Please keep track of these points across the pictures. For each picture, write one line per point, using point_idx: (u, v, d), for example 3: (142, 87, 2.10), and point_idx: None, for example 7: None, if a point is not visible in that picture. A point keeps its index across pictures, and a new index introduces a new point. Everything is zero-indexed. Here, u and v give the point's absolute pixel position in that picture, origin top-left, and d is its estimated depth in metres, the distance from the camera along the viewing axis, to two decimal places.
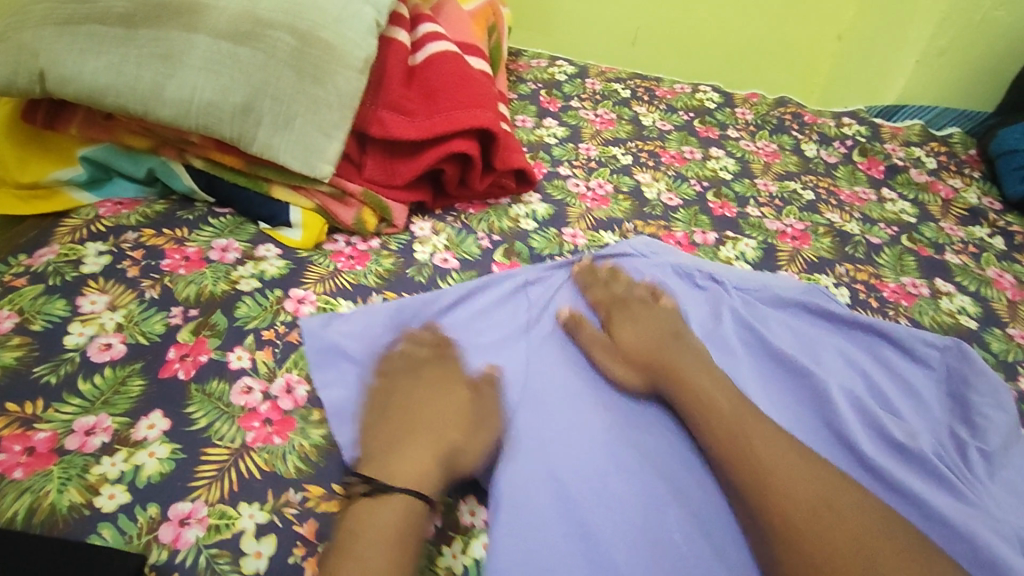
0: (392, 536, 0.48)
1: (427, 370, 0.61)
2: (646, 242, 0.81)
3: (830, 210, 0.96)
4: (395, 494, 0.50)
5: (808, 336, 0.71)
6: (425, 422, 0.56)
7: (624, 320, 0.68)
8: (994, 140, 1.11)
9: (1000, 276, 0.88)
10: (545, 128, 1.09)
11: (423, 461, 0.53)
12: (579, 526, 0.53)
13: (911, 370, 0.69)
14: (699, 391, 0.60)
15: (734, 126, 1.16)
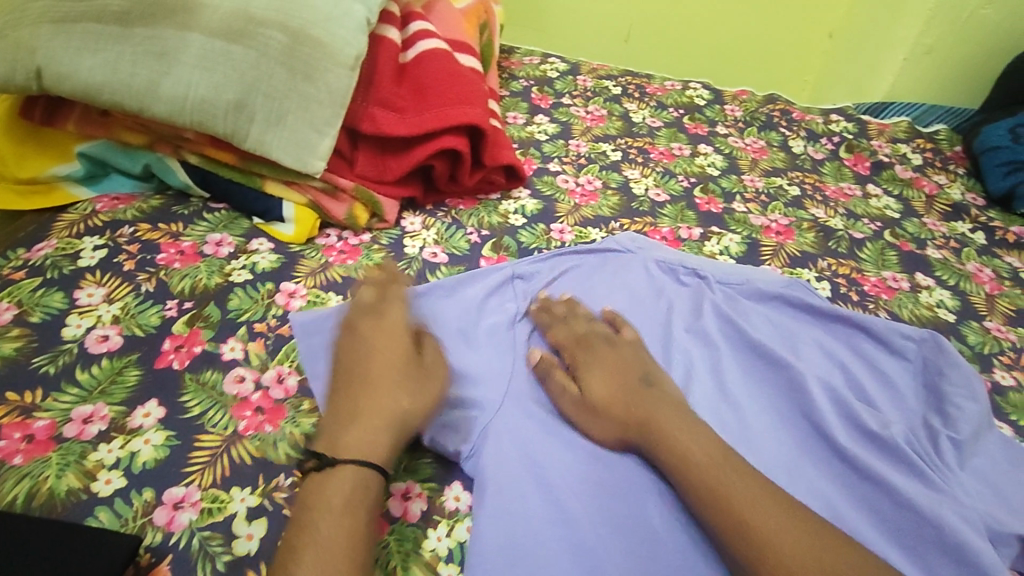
0: (344, 507, 0.48)
1: (360, 333, 0.60)
2: (632, 238, 0.83)
3: (815, 206, 0.98)
4: (344, 466, 0.50)
5: (786, 330, 0.73)
6: (367, 380, 0.56)
7: (591, 365, 0.64)
8: (978, 137, 1.12)
9: (979, 270, 0.89)
10: (536, 125, 1.10)
11: (374, 432, 0.53)
12: (561, 513, 0.54)
13: (888, 363, 0.71)
14: (688, 454, 0.55)
15: (724, 123, 1.18)
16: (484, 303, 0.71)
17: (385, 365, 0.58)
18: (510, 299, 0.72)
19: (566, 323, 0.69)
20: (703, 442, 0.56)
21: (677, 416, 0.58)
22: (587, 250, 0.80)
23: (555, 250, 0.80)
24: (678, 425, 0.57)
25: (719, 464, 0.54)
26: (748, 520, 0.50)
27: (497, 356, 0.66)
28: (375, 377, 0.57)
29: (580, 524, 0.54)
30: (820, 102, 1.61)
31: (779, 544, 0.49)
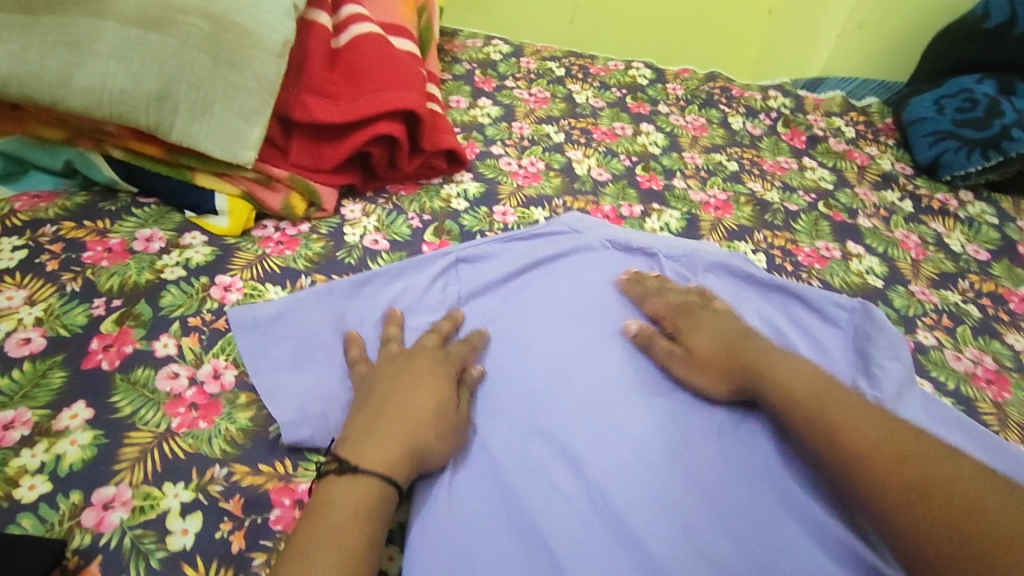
0: (363, 520, 0.48)
1: (415, 362, 0.59)
2: (578, 219, 0.83)
3: (753, 180, 1.00)
4: (365, 479, 0.50)
5: (729, 296, 0.76)
6: (400, 410, 0.55)
7: (693, 328, 0.68)
8: (906, 108, 1.16)
9: (907, 237, 0.93)
10: (479, 108, 1.10)
11: (397, 451, 0.52)
12: (503, 488, 0.56)
13: (822, 327, 0.74)
14: (790, 391, 0.59)
15: (665, 102, 1.19)
16: (426, 288, 0.71)
17: (427, 390, 0.57)
18: (457, 282, 0.73)
19: (660, 295, 0.73)
20: (802, 377, 0.60)
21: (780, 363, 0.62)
22: (535, 234, 0.80)
23: (496, 236, 0.80)
24: (779, 369, 0.61)
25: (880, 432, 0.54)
26: (883, 476, 0.51)
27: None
28: (416, 404, 0.55)
29: (532, 511, 0.54)
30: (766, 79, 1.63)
31: (871, 450, 0.53)
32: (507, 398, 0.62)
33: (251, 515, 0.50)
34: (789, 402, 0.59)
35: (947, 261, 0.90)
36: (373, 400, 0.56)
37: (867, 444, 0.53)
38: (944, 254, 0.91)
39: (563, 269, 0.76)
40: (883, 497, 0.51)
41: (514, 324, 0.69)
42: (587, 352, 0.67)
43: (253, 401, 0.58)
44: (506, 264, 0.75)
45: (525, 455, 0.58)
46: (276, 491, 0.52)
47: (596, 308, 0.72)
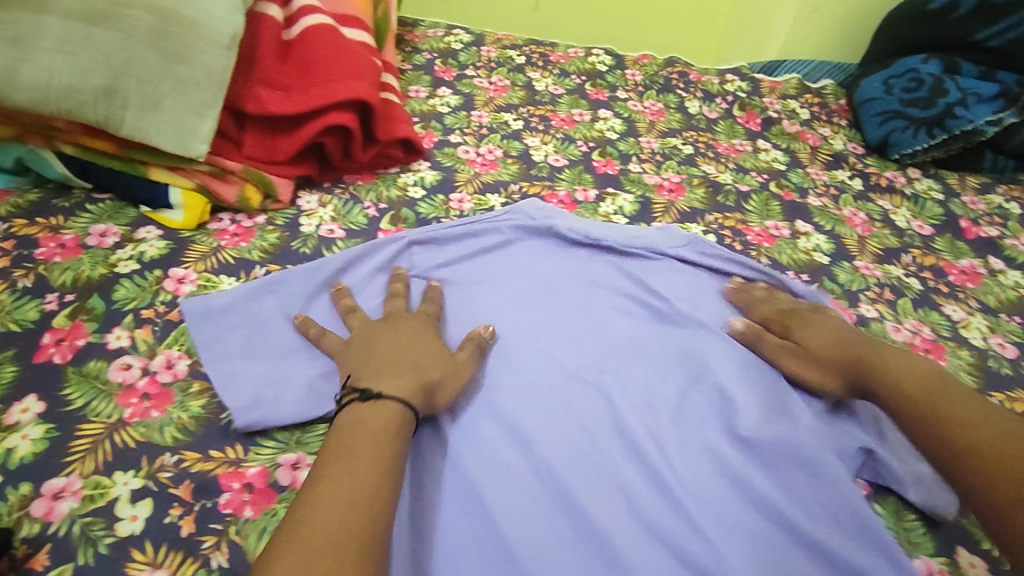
0: (389, 433, 0.51)
1: (404, 320, 0.64)
2: (538, 207, 0.83)
3: (706, 163, 1.03)
4: (387, 401, 0.53)
5: (683, 280, 0.77)
6: (403, 353, 0.59)
7: (803, 328, 0.69)
8: (857, 90, 1.19)
9: (854, 215, 0.96)
10: (439, 98, 1.10)
11: (410, 381, 0.56)
12: (453, 464, 0.57)
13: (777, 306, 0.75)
14: (902, 385, 0.60)
15: (624, 88, 1.21)
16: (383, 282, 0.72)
17: (420, 336, 0.62)
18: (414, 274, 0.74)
19: (769, 302, 0.73)
20: (925, 376, 0.61)
21: (903, 362, 0.63)
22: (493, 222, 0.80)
23: (453, 221, 0.81)
24: (902, 367, 0.62)
25: (985, 420, 0.55)
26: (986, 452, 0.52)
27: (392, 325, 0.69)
28: (416, 349, 0.60)
29: (482, 484, 0.55)
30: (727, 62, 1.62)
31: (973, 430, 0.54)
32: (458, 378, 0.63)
33: (201, 500, 0.51)
34: (903, 398, 0.60)
35: (891, 237, 0.93)
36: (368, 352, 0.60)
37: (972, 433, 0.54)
38: (890, 231, 0.94)
39: (520, 262, 0.77)
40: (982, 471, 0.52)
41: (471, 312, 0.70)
42: (541, 337, 0.68)
43: (206, 390, 0.59)
44: (464, 257, 0.76)
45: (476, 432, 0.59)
46: (225, 476, 0.52)
47: (552, 295, 0.73)
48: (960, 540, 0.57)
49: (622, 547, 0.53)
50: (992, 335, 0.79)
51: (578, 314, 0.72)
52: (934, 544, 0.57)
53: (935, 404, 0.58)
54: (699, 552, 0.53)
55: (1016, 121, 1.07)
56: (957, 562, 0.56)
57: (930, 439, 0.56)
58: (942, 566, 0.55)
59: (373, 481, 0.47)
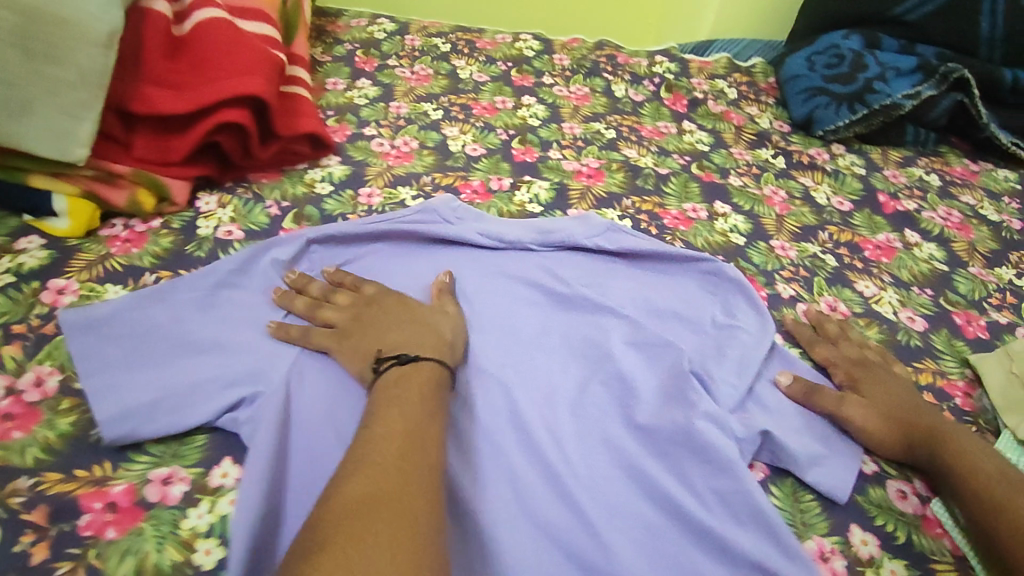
0: (431, 383, 0.57)
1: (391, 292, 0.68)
2: (454, 207, 0.82)
3: (628, 147, 1.01)
4: (422, 363, 0.59)
5: (597, 276, 0.77)
6: (414, 321, 0.64)
7: (870, 383, 0.66)
8: (783, 67, 1.18)
9: (774, 193, 0.96)
10: (357, 89, 1.07)
11: (435, 343, 0.61)
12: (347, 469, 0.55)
13: (693, 296, 0.76)
14: (973, 465, 0.58)
15: (550, 73, 1.18)
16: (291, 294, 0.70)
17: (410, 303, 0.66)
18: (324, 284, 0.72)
19: (840, 346, 0.71)
20: (984, 450, 0.59)
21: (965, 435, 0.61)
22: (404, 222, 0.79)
23: (359, 219, 0.79)
24: (962, 437, 0.60)
25: None
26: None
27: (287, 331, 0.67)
28: (419, 314, 0.65)
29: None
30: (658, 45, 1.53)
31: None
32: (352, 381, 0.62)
33: (57, 524, 0.48)
34: (956, 464, 0.58)
35: (810, 215, 0.93)
36: (374, 329, 0.63)
37: (1022, 508, 0.53)
38: (809, 208, 0.94)
39: (436, 268, 0.76)
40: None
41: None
42: None
43: (77, 406, 0.56)
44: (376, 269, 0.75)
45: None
46: (85, 497, 0.50)
47: (464, 293, 0.72)
48: (854, 517, 0.58)
49: (510, 549, 0.52)
50: (902, 308, 0.80)
51: (489, 311, 0.70)
52: (827, 523, 0.57)
53: (988, 475, 0.57)
54: (589, 549, 0.52)
55: (934, 93, 1.07)
56: (850, 542, 0.56)
57: (972, 502, 0.56)
58: (834, 546, 0.56)
59: (424, 421, 0.53)
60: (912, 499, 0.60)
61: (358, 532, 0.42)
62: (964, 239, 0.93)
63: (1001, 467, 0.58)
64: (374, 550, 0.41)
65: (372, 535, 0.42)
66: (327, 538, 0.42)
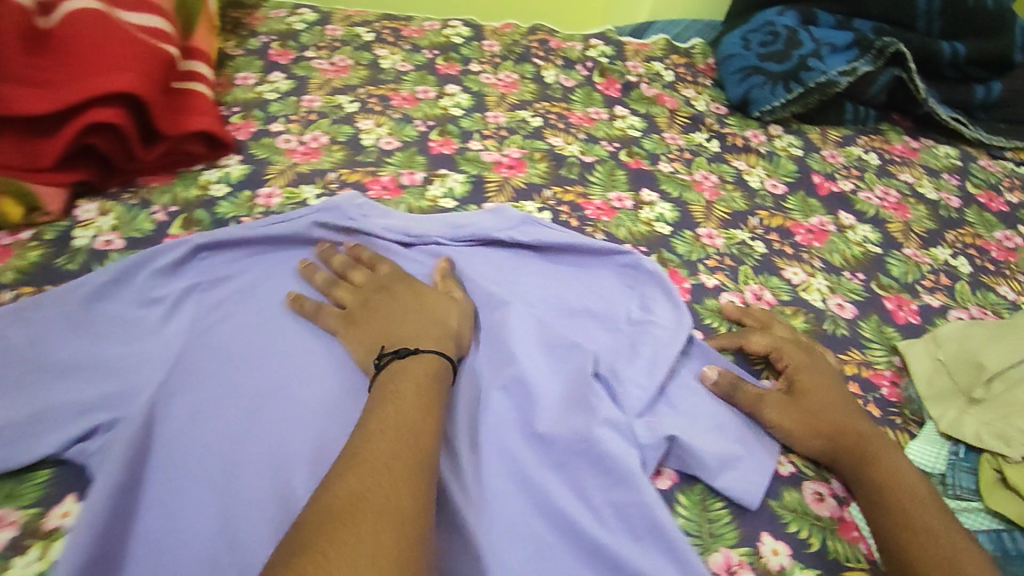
0: (434, 374, 0.55)
1: (396, 281, 0.66)
2: (358, 204, 0.76)
3: (555, 135, 0.97)
4: (423, 354, 0.57)
5: (508, 273, 0.72)
6: (417, 311, 0.62)
7: (810, 377, 0.62)
8: (719, 47, 1.14)
9: (704, 178, 0.92)
10: (270, 84, 1.01)
11: (439, 334, 0.60)
12: (207, 500, 0.51)
13: (609, 290, 0.72)
14: (892, 476, 0.55)
15: (478, 60, 1.13)
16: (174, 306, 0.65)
17: (418, 291, 0.65)
18: (211, 292, 0.67)
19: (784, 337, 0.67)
20: (901, 462, 0.57)
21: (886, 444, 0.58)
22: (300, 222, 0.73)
23: (252, 221, 0.74)
24: (882, 445, 0.58)
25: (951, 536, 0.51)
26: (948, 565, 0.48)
27: (164, 346, 0.62)
28: (424, 304, 0.63)
29: (237, 517, 0.50)
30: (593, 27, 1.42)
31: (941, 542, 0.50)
32: (228, 398, 0.57)
33: None
34: (873, 475, 0.55)
35: (740, 200, 0.89)
36: (380, 319, 0.62)
37: (926, 520, 0.51)
38: (740, 193, 0.90)
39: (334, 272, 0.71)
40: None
41: (262, 327, 0.64)
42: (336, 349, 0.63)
43: None
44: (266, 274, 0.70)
45: (240, 459, 0.53)
46: None
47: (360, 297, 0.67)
48: (765, 525, 0.55)
49: None
50: (831, 295, 0.76)
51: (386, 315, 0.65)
52: (737, 532, 0.54)
53: (898, 491, 0.54)
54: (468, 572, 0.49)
55: (870, 69, 1.04)
56: (760, 553, 0.53)
57: (877, 511, 0.53)
58: (742, 558, 0.53)
59: (420, 419, 0.50)
60: (828, 501, 0.57)
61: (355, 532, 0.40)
62: (899, 219, 0.89)
63: (913, 482, 0.55)
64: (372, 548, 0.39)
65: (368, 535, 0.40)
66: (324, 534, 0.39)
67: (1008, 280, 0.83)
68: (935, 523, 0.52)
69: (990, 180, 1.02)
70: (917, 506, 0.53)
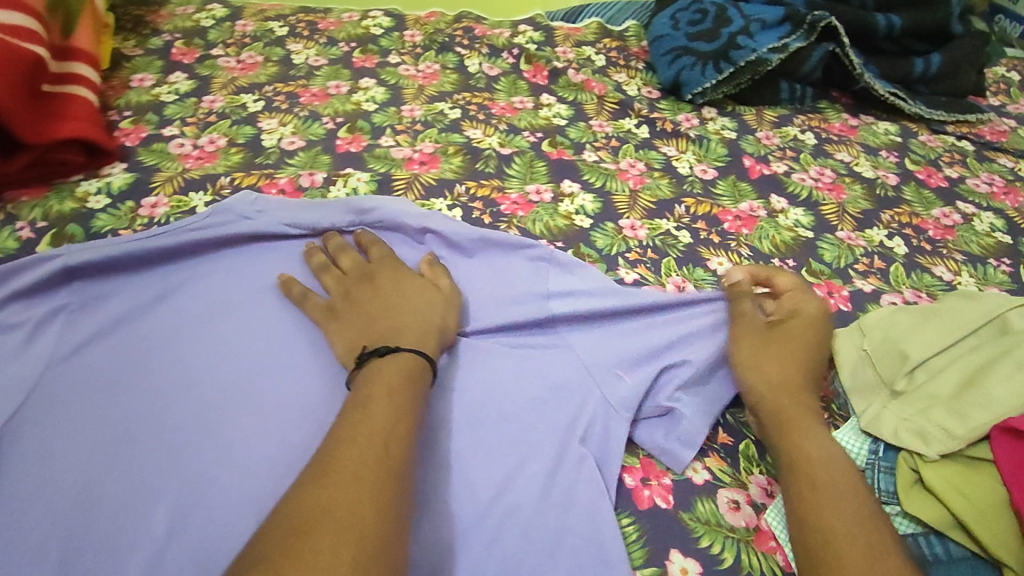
0: (412, 373, 0.51)
1: (380, 273, 0.63)
2: (252, 200, 0.71)
3: (473, 127, 0.91)
4: (404, 351, 0.53)
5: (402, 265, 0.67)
6: (401, 308, 0.59)
7: (790, 336, 0.60)
8: (650, 29, 1.10)
9: (630, 166, 0.87)
10: (168, 85, 0.94)
11: (423, 331, 0.56)
12: (50, 544, 0.48)
13: (522, 281, 0.66)
14: (811, 445, 0.52)
15: (398, 51, 1.07)
16: (39, 326, 0.60)
17: (404, 280, 0.62)
18: (85, 311, 0.62)
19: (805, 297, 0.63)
20: (833, 448, 0.52)
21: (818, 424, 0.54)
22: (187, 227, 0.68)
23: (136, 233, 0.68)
24: (813, 428, 0.54)
25: (855, 509, 0.47)
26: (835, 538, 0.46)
27: (20, 370, 0.57)
28: (410, 300, 0.60)
29: (78, 564, 0.47)
30: (523, 13, 1.34)
31: (835, 511, 0.47)
32: (88, 430, 0.54)
33: None
34: (795, 444, 0.53)
35: (667, 187, 0.84)
36: (365, 311, 0.59)
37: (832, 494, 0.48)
38: (666, 180, 0.86)
39: (218, 282, 0.65)
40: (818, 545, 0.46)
41: (133, 350, 0.59)
42: (214, 369, 0.58)
43: None
44: (141, 285, 0.64)
45: (96, 497, 0.50)
46: None
47: (248, 312, 0.63)
48: (676, 541, 0.51)
49: None
50: None
51: (274, 335, 0.61)
52: (645, 550, 0.50)
53: (815, 468, 0.50)
54: None
55: (802, 45, 1.01)
56: (669, 572, 0.49)
57: (793, 478, 0.51)
58: None
59: (391, 421, 0.47)
60: (745, 510, 0.53)
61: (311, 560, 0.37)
62: (833, 201, 0.85)
63: (841, 468, 0.50)
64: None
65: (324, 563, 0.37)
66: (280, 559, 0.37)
67: (944, 259, 0.79)
68: (850, 514, 0.47)
69: (930, 155, 0.98)
70: (833, 494, 0.48)
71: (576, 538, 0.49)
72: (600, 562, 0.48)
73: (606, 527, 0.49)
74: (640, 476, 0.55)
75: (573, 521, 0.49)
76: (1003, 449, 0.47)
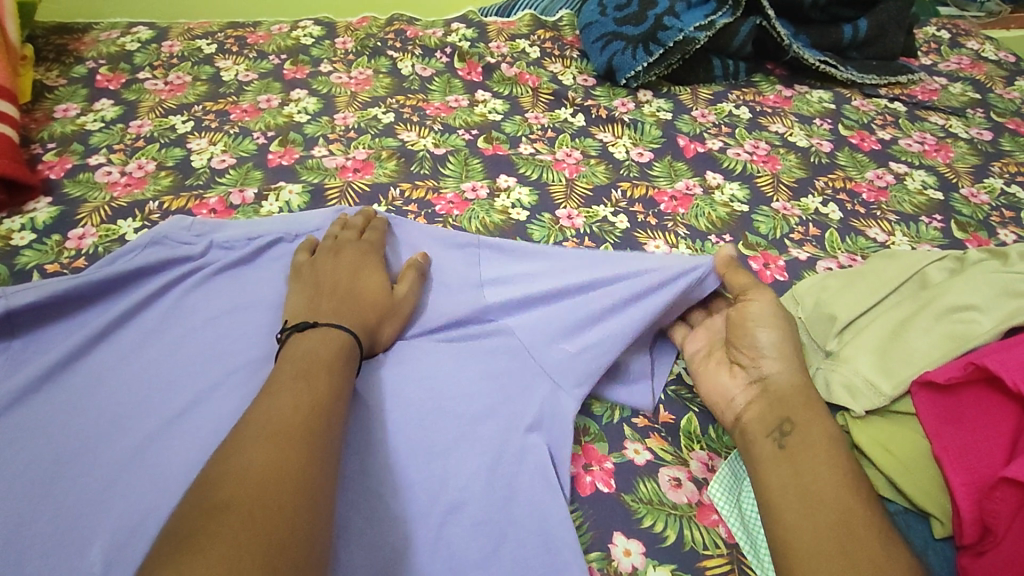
0: (343, 357, 0.52)
1: (347, 250, 0.64)
2: (188, 226, 0.70)
3: (407, 129, 0.91)
4: (336, 331, 0.54)
5: None
6: (354, 289, 0.59)
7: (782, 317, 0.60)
8: (580, 16, 1.11)
9: (566, 156, 0.87)
10: (93, 113, 0.92)
11: (366, 317, 0.57)
12: None
13: (454, 273, 0.66)
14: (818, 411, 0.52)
15: (330, 60, 1.06)
16: None
17: (372, 262, 0.63)
18: (24, 356, 0.59)
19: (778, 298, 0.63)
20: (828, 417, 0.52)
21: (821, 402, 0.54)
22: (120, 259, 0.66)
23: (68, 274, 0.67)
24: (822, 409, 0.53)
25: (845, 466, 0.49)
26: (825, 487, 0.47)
27: None
28: (365, 286, 0.60)
29: None
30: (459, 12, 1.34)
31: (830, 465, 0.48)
32: (16, 469, 0.51)
33: None
34: (805, 411, 0.52)
35: (602, 173, 0.85)
36: (325, 279, 0.60)
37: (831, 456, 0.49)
38: (602, 166, 0.86)
39: (162, 310, 0.62)
40: (815, 493, 0.47)
41: (78, 390, 0.56)
42: (151, 397, 0.56)
43: None
44: (70, 317, 0.62)
45: (31, 532, 0.48)
46: None
47: (184, 334, 0.61)
48: (618, 523, 0.51)
49: None
50: None
51: (218, 359, 0.59)
52: (588, 535, 0.51)
53: (810, 430, 0.51)
54: None
55: (729, 21, 1.02)
56: (612, 556, 0.49)
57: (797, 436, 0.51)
58: (592, 565, 0.49)
59: (330, 397, 0.48)
60: (686, 487, 0.54)
61: (225, 538, 0.36)
62: (768, 172, 0.86)
63: (837, 457, 0.49)
64: (237, 564, 0.35)
65: (244, 538, 0.37)
66: (190, 542, 0.36)
67: (878, 221, 0.80)
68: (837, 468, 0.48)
69: (864, 119, 0.99)
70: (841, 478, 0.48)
71: (525, 528, 0.49)
72: (544, 552, 0.48)
73: (547, 516, 0.49)
74: (582, 462, 0.55)
75: (516, 511, 0.50)
76: (924, 403, 0.50)
